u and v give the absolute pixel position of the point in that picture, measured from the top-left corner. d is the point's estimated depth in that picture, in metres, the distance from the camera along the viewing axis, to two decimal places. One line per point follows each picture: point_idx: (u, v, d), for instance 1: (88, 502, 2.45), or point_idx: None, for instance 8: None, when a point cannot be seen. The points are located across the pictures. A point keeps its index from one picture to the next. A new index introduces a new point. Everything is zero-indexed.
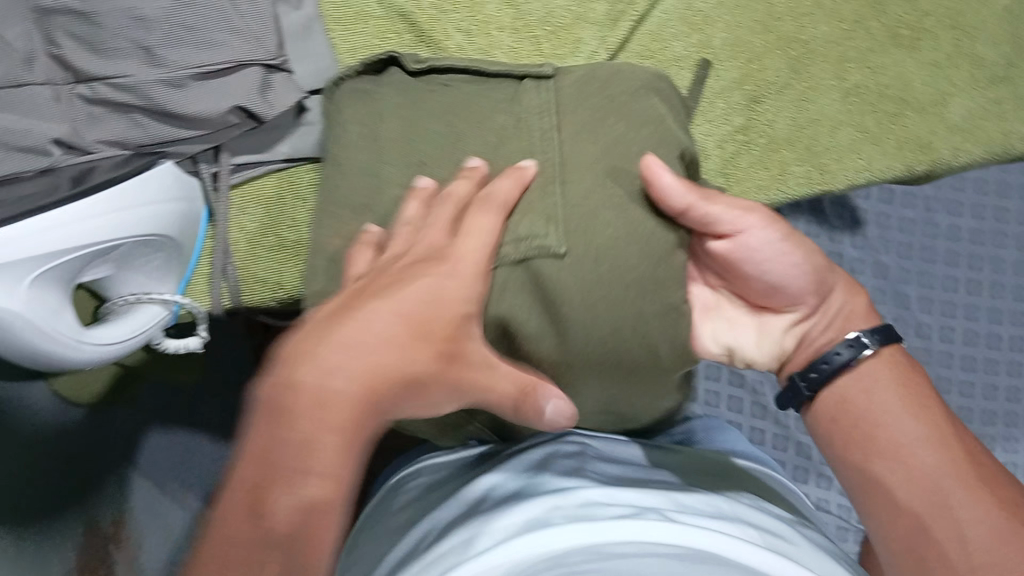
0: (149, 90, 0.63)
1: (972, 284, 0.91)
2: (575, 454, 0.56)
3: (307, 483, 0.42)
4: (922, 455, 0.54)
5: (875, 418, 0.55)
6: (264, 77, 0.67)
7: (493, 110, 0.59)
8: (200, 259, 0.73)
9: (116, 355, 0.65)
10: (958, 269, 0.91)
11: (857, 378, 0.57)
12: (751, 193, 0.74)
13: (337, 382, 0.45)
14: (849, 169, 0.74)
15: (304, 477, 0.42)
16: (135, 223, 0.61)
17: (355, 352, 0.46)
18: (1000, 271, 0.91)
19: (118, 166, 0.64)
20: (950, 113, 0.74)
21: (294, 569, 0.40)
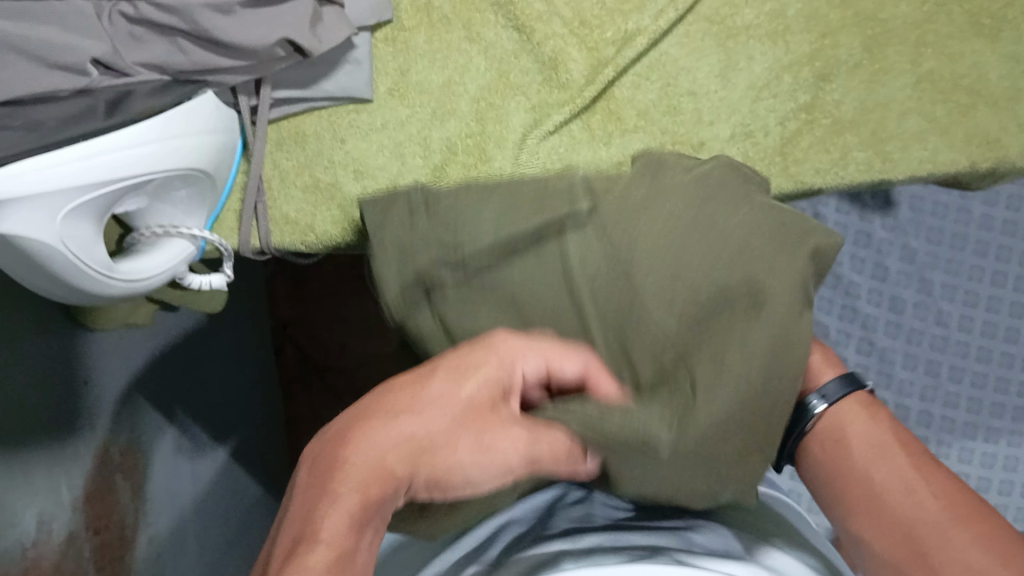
0: (195, 14, 0.60)
1: None
2: (581, 500, 0.62)
3: (313, 551, 0.40)
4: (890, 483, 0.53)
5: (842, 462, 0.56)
6: (315, 11, 0.64)
7: (516, 224, 0.58)
8: (231, 193, 0.70)
9: (141, 290, 0.63)
10: None
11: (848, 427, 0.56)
12: (808, 177, 0.71)
13: (342, 453, 0.43)
14: (911, 160, 0.70)
15: (312, 545, 0.40)
16: (173, 155, 0.60)
17: (443, 403, 0.45)
18: None
19: (156, 92, 0.61)
20: (1023, 110, 0.71)
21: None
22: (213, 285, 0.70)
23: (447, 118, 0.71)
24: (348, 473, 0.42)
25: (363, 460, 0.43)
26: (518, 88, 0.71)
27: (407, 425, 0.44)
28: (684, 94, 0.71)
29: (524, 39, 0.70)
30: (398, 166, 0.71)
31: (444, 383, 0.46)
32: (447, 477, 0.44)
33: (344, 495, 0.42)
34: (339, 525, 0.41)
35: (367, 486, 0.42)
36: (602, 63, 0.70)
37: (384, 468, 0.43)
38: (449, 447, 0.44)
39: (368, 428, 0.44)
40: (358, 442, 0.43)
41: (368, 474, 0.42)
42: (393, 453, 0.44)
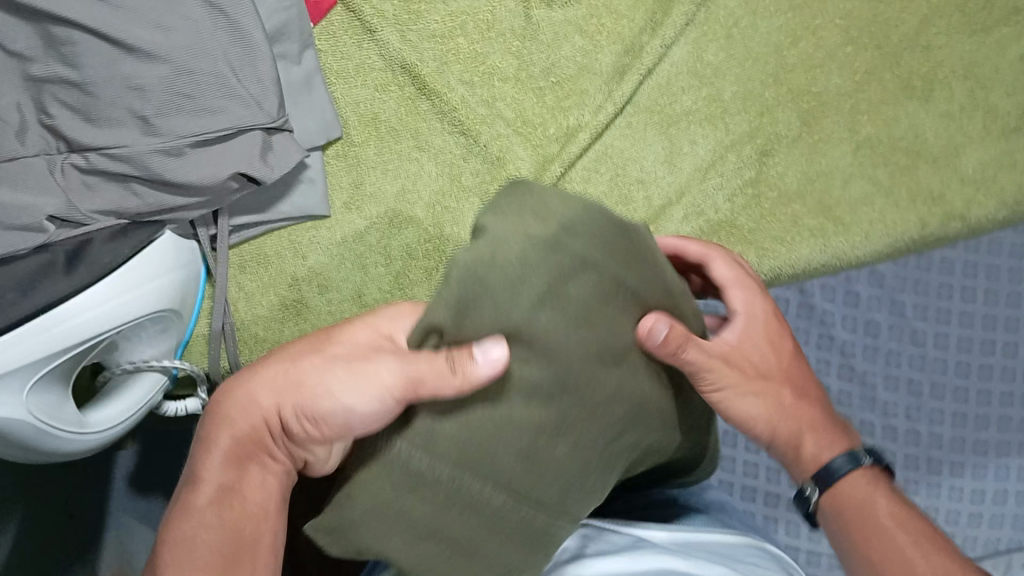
0: (146, 161, 0.61)
1: None
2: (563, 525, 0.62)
3: (198, 488, 0.52)
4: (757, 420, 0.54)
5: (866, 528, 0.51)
6: (263, 141, 0.65)
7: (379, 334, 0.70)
8: (198, 319, 0.71)
9: (121, 432, 0.65)
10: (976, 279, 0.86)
11: (856, 487, 0.53)
12: (764, 248, 0.72)
13: (222, 401, 0.54)
14: (861, 225, 0.72)
15: (195, 485, 0.52)
16: (136, 304, 0.62)
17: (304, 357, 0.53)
18: None
19: (115, 238, 0.62)
20: (962, 164, 0.73)
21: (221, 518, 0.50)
22: (190, 410, 0.71)
23: (404, 226, 0.72)
24: (221, 425, 0.53)
25: (234, 404, 0.53)
26: (470, 190, 0.72)
27: (270, 373, 0.53)
28: (633, 181, 0.73)
29: (471, 142, 0.72)
30: (361, 276, 0.72)
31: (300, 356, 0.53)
32: (320, 402, 0.50)
33: (219, 436, 0.53)
34: (215, 465, 0.52)
35: (238, 429, 0.52)
36: (548, 159, 0.72)
37: (250, 409, 0.52)
38: (320, 377, 0.51)
39: (234, 385, 0.54)
40: (234, 390, 0.54)
41: (245, 423, 0.52)
42: (251, 414, 0.52)
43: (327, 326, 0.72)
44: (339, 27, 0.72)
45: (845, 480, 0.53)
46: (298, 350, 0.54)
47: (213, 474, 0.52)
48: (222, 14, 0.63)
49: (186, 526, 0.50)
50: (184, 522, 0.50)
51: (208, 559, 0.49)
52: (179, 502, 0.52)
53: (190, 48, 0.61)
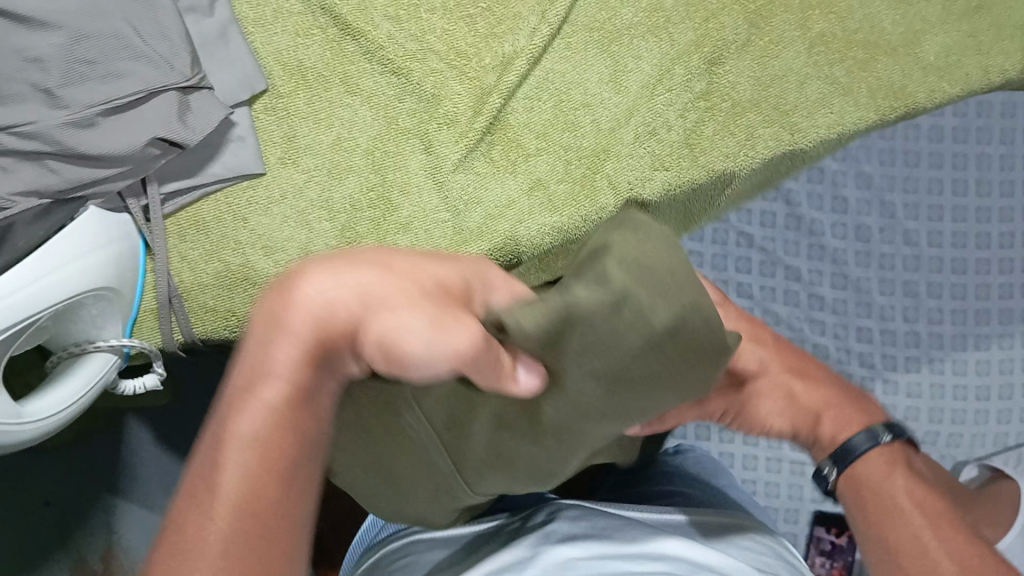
0: (57, 135, 0.58)
1: (958, 183, 0.92)
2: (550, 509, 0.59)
3: (267, 384, 0.36)
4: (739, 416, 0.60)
5: (879, 491, 0.54)
6: (181, 101, 0.62)
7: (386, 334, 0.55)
8: (144, 293, 0.68)
9: (69, 415, 0.64)
10: (942, 170, 0.92)
11: (872, 461, 0.55)
12: (719, 163, 0.68)
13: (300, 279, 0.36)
14: (819, 126, 0.68)
15: (263, 377, 0.36)
16: (72, 281, 0.59)
17: (430, 274, 0.38)
18: (985, 167, 0.92)
19: (39, 219, 0.59)
20: (924, 51, 0.69)
21: (239, 456, 0.36)
22: (148, 387, 0.69)
23: (346, 175, 0.69)
24: (294, 309, 0.36)
25: (306, 297, 0.36)
26: (409, 131, 0.69)
27: (345, 278, 0.36)
28: (579, 106, 0.69)
29: (404, 82, 0.69)
30: (306, 233, 0.69)
31: (403, 258, 0.38)
32: (398, 349, 0.34)
33: (290, 323, 0.36)
34: (292, 356, 0.36)
35: (326, 323, 0.36)
36: (486, 92, 0.68)
37: (331, 309, 0.36)
38: (400, 306, 0.35)
39: (328, 264, 0.37)
40: (311, 274, 0.36)
41: (311, 319, 0.35)
42: (319, 317, 0.35)
43: None
44: None
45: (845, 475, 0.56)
46: (397, 263, 0.38)
47: (248, 424, 0.36)
48: None
49: (260, 424, 0.36)
50: (243, 417, 0.36)
51: (257, 527, 0.36)
52: (235, 400, 0.36)
53: (87, 13, 0.58)
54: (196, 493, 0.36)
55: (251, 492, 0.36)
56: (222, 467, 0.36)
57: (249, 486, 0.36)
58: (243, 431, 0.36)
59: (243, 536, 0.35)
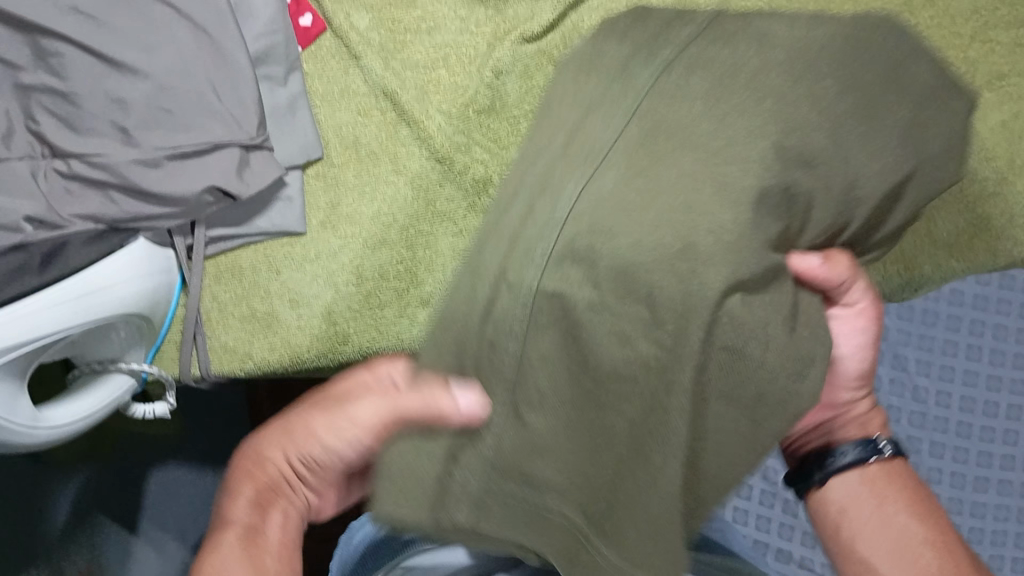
0: (124, 171, 0.63)
1: (973, 348, 0.84)
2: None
3: (224, 533, 0.50)
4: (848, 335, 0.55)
5: (868, 523, 0.55)
6: (241, 158, 0.66)
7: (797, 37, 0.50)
8: (171, 325, 0.73)
9: (81, 428, 0.67)
10: (959, 334, 0.85)
11: (861, 483, 0.56)
12: None
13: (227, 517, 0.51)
14: None
15: (224, 527, 0.51)
16: (107, 304, 0.63)
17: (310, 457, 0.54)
18: (1002, 337, 0.84)
19: (91, 241, 0.64)
20: (937, 229, 0.74)
21: None
22: (157, 414, 0.73)
23: (379, 248, 0.73)
24: (219, 527, 0.51)
25: (236, 512, 0.52)
26: (444, 215, 0.73)
27: (239, 510, 0.52)
28: None
29: (446, 169, 0.72)
30: (331, 294, 0.73)
31: (257, 450, 0.55)
32: (281, 480, 0.54)
33: (242, 487, 0.54)
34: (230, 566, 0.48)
35: (263, 499, 0.53)
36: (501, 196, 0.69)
37: (259, 479, 0.54)
38: (248, 518, 0.51)
39: (236, 487, 0.54)
40: (234, 495, 0.53)
41: (319, 412, 0.54)
42: (257, 496, 0.53)
43: (293, 341, 0.73)
44: (327, 53, 0.75)
45: (853, 465, 0.57)
46: (245, 493, 0.53)
47: (238, 516, 0.52)
48: (207, 36, 0.65)
49: None
50: None
51: None
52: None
53: (173, 66, 0.64)
54: (244, 570, 0.47)
55: None
56: (218, 552, 0.49)
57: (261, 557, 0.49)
58: (246, 524, 0.51)
59: None
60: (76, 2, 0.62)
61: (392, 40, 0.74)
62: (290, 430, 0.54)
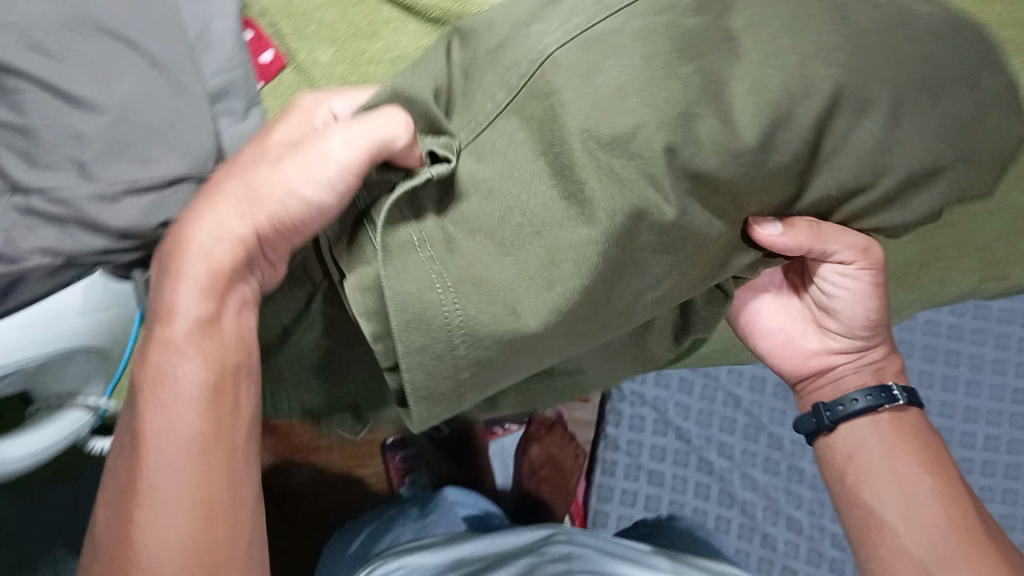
0: (80, 204, 0.64)
1: (949, 379, 1.01)
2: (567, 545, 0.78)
3: (167, 355, 0.54)
4: (850, 259, 0.67)
5: None
6: (198, 192, 0.67)
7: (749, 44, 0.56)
8: (130, 359, 0.73)
9: (31, 463, 0.66)
10: (934, 364, 1.02)
11: None
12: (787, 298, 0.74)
13: (171, 322, 0.55)
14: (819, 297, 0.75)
15: (174, 320, 0.55)
16: (58, 338, 0.64)
17: (217, 241, 0.56)
18: (977, 366, 1.01)
19: (48, 276, 0.64)
20: (893, 260, 0.77)
21: (218, 419, 0.53)
22: (116, 448, 0.73)
23: None
24: (174, 386, 0.53)
25: (191, 306, 0.55)
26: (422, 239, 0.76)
27: (193, 308, 0.55)
28: None
29: None
30: None
31: (187, 241, 0.56)
32: (212, 258, 0.56)
33: (189, 267, 0.55)
34: (192, 391, 0.53)
35: (214, 282, 0.56)
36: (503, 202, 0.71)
37: (216, 268, 0.56)
38: (199, 310, 0.55)
39: (177, 272, 0.56)
40: (178, 280, 0.55)
41: (183, 256, 0.56)
42: (213, 283, 0.56)
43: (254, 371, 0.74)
44: (288, 87, 0.75)
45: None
46: (187, 282, 0.55)
47: (191, 306, 0.55)
48: (163, 70, 0.65)
49: (193, 417, 0.52)
50: (178, 398, 0.53)
51: (221, 425, 0.53)
52: (155, 381, 0.53)
53: (132, 101, 0.64)
54: (218, 391, 0.54)
55: (215, 442, 0.53)
56: (178, 362, 0.53)
57: (223, 355, 0.55)
58: (203, 317, 0.55)
59: (210, 455, 0.52)
60: (33, 39, 0.62)
61: (356, 71, 0.74)
62: (211, 206, 0.57)
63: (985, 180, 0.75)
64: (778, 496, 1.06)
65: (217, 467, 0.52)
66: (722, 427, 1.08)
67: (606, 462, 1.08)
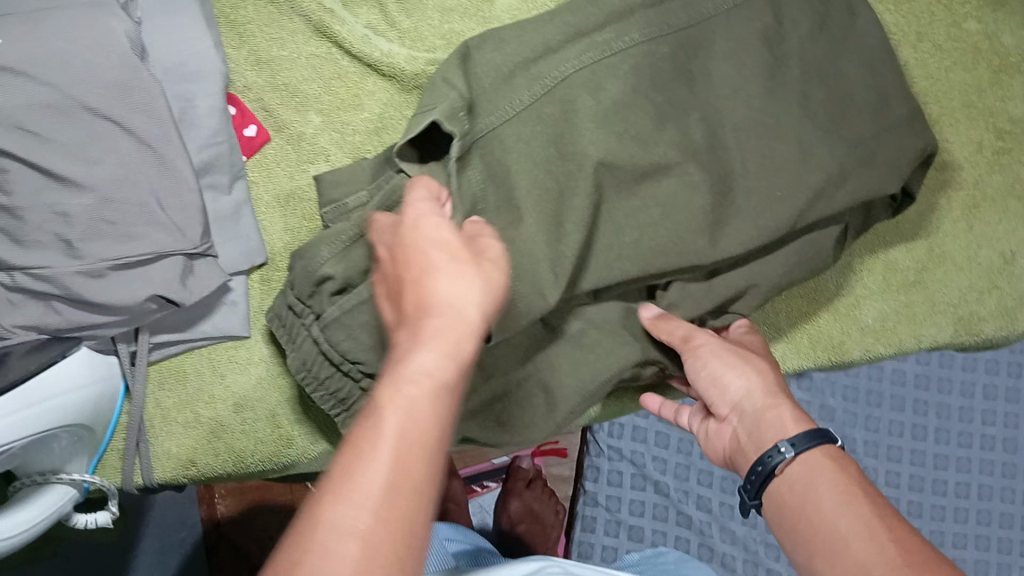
0: (66, 281, 0.64)
1: (917, 428, 1.05)
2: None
3: (410, 390, 0.41)
4: (753, 381, 0.59)
5: (804, 515, 0.52)
6: (185, 265, 0.68)
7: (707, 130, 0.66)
8: (114, 434, 0.73)
9: (15, 545, 0.65)
10: (903, 414, 1.06)
11: (788, 481, 0.54)
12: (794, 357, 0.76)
13: (410, 366, 0.42)
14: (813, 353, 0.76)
15: (410, 377, 0.42)
16: (48, 417, 0.64)
17: (443, 246, 0.49)
18: (944, 417, 1.06)
19: (33, 352, 0.64)
20: (863, 314, 0.77)
21: (405, 458, 0.39)
22: (99, 523, 0.72)
23: None
24: (408, 384, 0.41)
25: (432, 366, 0.42)
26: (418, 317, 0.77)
27: (434, 369, 0.42)
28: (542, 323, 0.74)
29: None
30: (276, 396, 0.74)
31: (432, 292, 0.46)
32: (455, 303, 0.45)
33: (430, 320, 0.44)
34: (405, 425, 0.40)
35: (458, 339, 0.44)
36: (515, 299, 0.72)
37: (462, 325, 0.45)
38: (428, 354, 0.43)
39: (422, 331, 0.44)
40: (419, 339, 0.43)
41: (426, 314, 0.45)
42: (460, 339, 0.44)
43: (237, 445, 0.74)
44: (272, 160, 0.76)
45: (781, 469, 0.55)
46: (428, 336, 0.44)
47: (432, 365, 0.42)
48: (151, 149, 0.66)
49: (406, 467, 0.39)
50: (391, 444, 0.39)
51: (416, 467, 0.39)
52: (366, 433, 0.39)
53: (117, 178, 0.64)
54: (427, 444, 0.40)
55: (413, 495, 0.38)
56: (390, 404, 0.40)
57: (438, 411, 0.41)
58: (440, 370, 0.42)
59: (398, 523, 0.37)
60: (20, 120, 0.62)
61: (343, 141, 0.76)
62: (443, 251, 0.48)
63: (952, 239, 0.78)
64: (755, 548, 1.08)
65: (401, 525, 0.37)
66: (699, 481, 1.09)
67: (585, 519, 1.09)
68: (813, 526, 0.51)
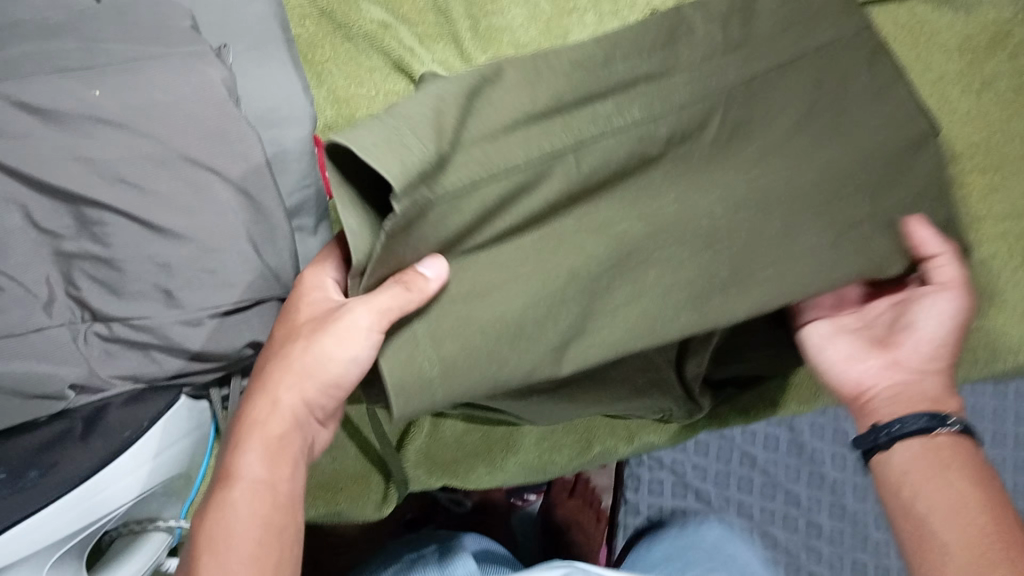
0: (167, 331, 0.63)
1: None
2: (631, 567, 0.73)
3: (232, 488, 0.55)
4: (925, 339, 0.61)
5: (928, 487, 0.55)
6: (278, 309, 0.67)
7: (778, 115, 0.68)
8: (204, 475, 0.73)
9: None
10: None
11: (916, 453, 0.56)
12: None
13: (231, 480, 0.55)
14: None
15: (231, 480, 0.55)
16: (149, 476, 0.66)
17: (288, 341, 0.58)
18: None
19: (130, 404, 0.64)
20: None
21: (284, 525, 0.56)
22: None
23: None
24: (235, 484, 0.55)
25: (251, 468, 0.55)
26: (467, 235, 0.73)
27: (253, 473, 0.55)
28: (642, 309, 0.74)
29: None
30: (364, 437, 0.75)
31: (263, 408, 0.57)
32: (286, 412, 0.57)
33: (251, 443, 0.56)
34: (244, 515, 0.54)
35: (283, 439, 0.57)
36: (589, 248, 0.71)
37: (295, 422, 0.58)
38: (244, 466, 0.55)
39: (245, 443, 0.56)
40: (242, 454, 0.56)
41: (270, 417, 0.57)
42: (284, 445, 0.57)
43: None
44: None
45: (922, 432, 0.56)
46: (252, 451, 0.56)
47: (254, 472, 0.55)
48: (246, 195, 0.65)
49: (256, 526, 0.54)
50: (236, 515, 0.54)
51: (281, 532, 0.55)
52: (210, 508, 0.55)
53: (214, 224, 0.64)
54: (265, 535, 0.54)
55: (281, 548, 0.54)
56: (233, 505, 0.54)
57: (272, 514, 0.55)
58: (259, 479, 0.55)
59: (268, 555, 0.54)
60: (119, 172, 0.62)
61: None
62: (279, 352, 0.58)
63: None
64: None
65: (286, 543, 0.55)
66: None
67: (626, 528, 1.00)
68: (936, 491, 0.54)
